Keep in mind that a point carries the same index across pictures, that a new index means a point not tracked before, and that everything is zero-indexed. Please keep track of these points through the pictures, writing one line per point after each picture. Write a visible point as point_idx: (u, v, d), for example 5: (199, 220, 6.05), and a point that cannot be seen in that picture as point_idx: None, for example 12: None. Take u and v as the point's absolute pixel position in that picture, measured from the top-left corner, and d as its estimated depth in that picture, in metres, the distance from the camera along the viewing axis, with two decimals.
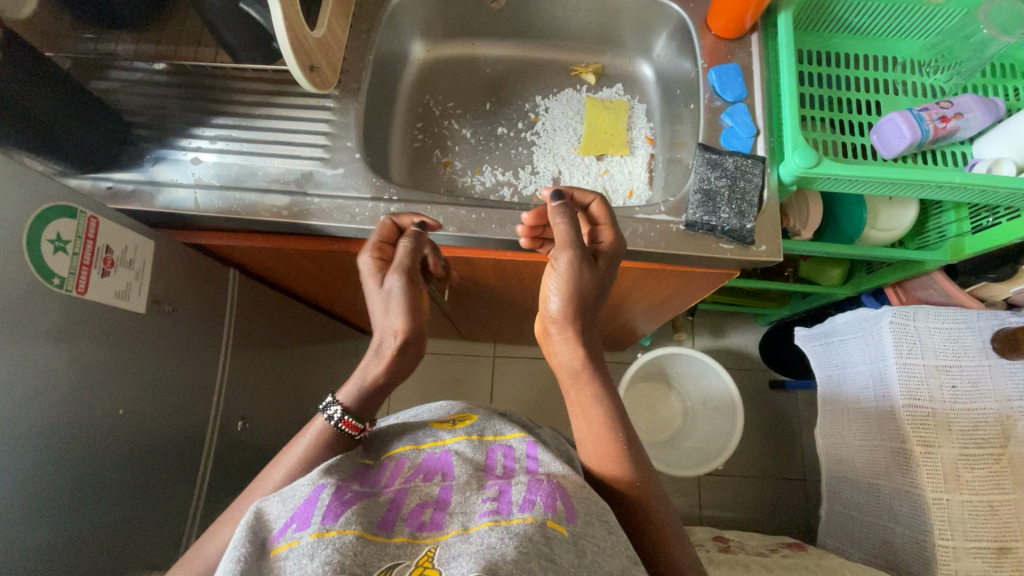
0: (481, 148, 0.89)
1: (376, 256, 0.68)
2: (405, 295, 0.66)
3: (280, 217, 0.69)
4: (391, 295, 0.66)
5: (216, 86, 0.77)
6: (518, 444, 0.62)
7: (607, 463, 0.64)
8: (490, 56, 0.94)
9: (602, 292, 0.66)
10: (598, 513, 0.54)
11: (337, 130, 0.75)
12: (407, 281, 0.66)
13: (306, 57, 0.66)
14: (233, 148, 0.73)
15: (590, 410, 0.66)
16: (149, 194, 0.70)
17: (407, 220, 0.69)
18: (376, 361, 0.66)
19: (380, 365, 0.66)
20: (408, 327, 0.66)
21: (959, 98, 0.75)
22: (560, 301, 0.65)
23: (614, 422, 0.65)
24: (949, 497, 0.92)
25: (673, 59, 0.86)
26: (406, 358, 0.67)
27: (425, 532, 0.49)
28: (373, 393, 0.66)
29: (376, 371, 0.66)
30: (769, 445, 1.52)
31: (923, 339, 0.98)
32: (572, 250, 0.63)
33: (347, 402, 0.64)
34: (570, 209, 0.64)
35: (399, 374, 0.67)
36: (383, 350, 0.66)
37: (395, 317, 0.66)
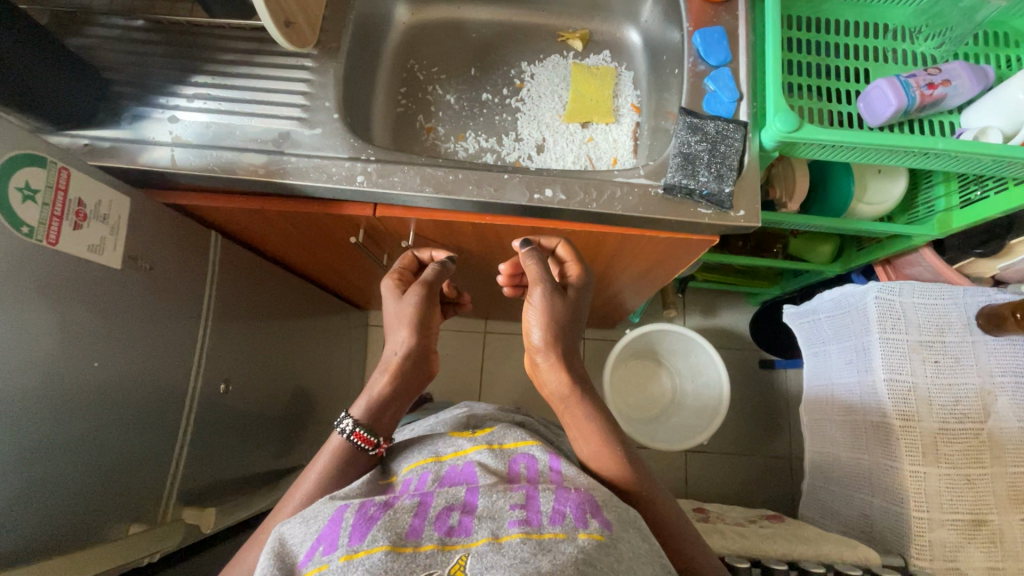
0: (465, 114, 0.88)
1: (396, 279, 0.79)
2: (419, 314, 0.72)
3: (256, 173, 0.69)
4: (409, 305, 0.73)
5: (197, 42, 0.76)
6: (541, 454, 0.62)
7: (600, 461, 0.66)
8: (476, 21, 0.92)
9: (575, 319, 0.71)
10: (631, 520, 0.56)
11: (316, 90, 0.74)
12: (426, 295, 0.74)
13: (279, 12, 0.65)
14: (211, 107, 0.72)
15: (586, 427, 0.68)
16: (127, 153, 0.69)
17: (427, 254, 0.85)
18: (383, 374, 0.71)
19: (387, 377, 0.71)
20: (416, 342, 0.72)
21: (948, 65, 0.74)
22: (540, 331, 0.69)
23: (604, 435, 0.67)
24: (926, 469, 0.93)
25: (660, 24, 0.85)
26: (416, 369, 0.73)
27: (453, 538, 0.49)
28: (383, 405, 0.70)
29: (384, 382, 0.70)
30: (757, 424, 1.53)
31: (908, 314, 0.98)
32: (543, 285, 0.69)
33: (360, 416, 0.68)
34: (539, 254, 0.72)
35: (407, 385, 0.72)
36: (389, 362, 0.72)
37: (404, 330, 0.73)
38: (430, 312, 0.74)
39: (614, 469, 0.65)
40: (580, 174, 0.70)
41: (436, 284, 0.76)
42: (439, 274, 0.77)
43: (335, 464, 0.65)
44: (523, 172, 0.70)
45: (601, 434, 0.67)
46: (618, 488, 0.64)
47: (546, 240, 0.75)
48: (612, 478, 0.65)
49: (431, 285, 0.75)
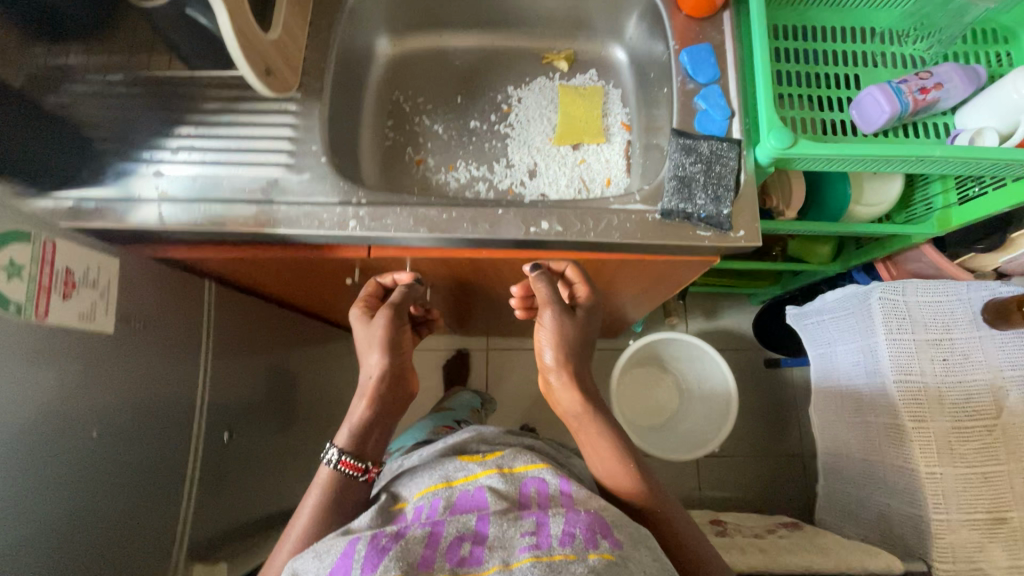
0: (454, 143, 0.87)
1: (364, 307, 0.77)
2: (388, 334, 0.70)
3: (245, 225, 0.67)
4: (378, 328, 0.71)
5: (178, 92, 0.74)
6: (552, 478, 0.60)
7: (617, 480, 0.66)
8: (458, 48, 0.91)
9: (586, 336, 0.72)
10: (641, 538, 0.55)
11: (301, 134, 0.73)
12: (393, 317, 0.72)
13: (259, 60, 0.63)
14: (196, 159, 0.71)
15: (599, 446, 0.67)
16: (114, 212, 0.68)
17: (389, 279, 0.79)
18: (361, 401, 0.69)
19: (366, 403, 0.68)
20: (389, 362, 0.69)
21: (938, 68, 0.73)
22: (553, 351, 0.69)
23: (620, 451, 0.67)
24: (943, 470, 0.92)
25: (645, 41, 0.84)
26: (394, 390, 0.70)
27: (466, 568, 0.49)
28: (366, 430, 0.68)
29: (363, 408, 0.68)
30: (768, 424, 1.52)
31: (913, 313, 0.97)
32: (554, 307, 0.69)
33: (345, 443, 0.67)
34: (549, 275, 0.70)
35: (387, 410, 0.70)
36: (365, 388, 0.69)
37: (376, 353, 0.70)
38: (399, 332, 0.72)
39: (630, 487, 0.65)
40: (574, 203, 0.69)
41: (403, 306, 0.75)
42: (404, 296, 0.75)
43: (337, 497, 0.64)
44: (517, 205, 0.68)
45: (617, 451, 0.67)
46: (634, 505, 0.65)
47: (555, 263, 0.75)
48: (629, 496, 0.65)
49: (398, 308, 0.74)
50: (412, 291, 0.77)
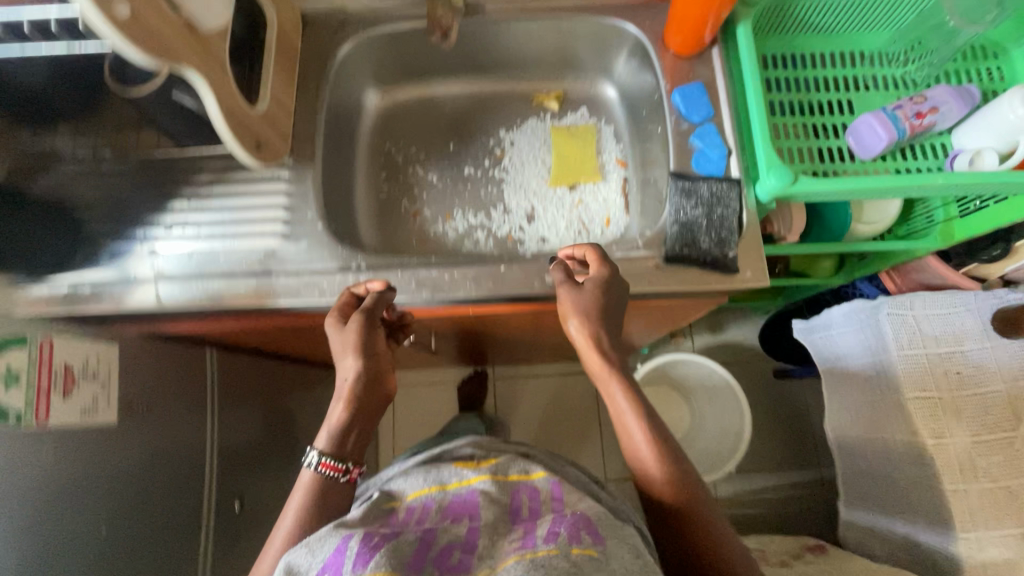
0: (450, 191, 0.87)
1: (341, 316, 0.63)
2: (362, 338, 0.59)
3: (245, 300, 0.67)
4: (351, 334, 0.60)
5: (168, 167, 0.72)
6: (544, 484, 0.55)
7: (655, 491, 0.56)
8: (447, 94, 0.90)
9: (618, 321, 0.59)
10: (621, 535, 0.48)
11: (296, 201, 0.72)
12: (368, 320, 0.60)
13: (249, 136, 0.63)
14: (189, 233, 0.70)
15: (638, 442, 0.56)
16: (110, 295, 0.67)
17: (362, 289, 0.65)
18: (338, 403, 0.58)
19: (343, 406, 0.58)
20: (367, 364, 0.58)
21: (932, 91, 0.73)
22: (577, 321, 0.57)
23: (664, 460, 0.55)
24: (966, 486, 0.90)
25: (636, 78, 0.83)
26: (375, 393, 0.59)
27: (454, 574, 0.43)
28: (347, 433, 0.58)
29: (341, 412, 0.58)
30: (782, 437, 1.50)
31: (922, 327, 0.97)
32: (564, 283, 0.60)
33: (325, 446, 0.57)
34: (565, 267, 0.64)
35: (368, 411, 0.59)
36: (341, 390, 0.58)
37: (350, 357, 0.59)
38: (376, 333, 0.61)
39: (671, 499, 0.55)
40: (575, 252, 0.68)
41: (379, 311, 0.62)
42: (376, 301, 0.62)
43: (313, 505, 0.55)
44: (519, 260, 0.68)
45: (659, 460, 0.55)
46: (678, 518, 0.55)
47: (572, 250, 0.66)
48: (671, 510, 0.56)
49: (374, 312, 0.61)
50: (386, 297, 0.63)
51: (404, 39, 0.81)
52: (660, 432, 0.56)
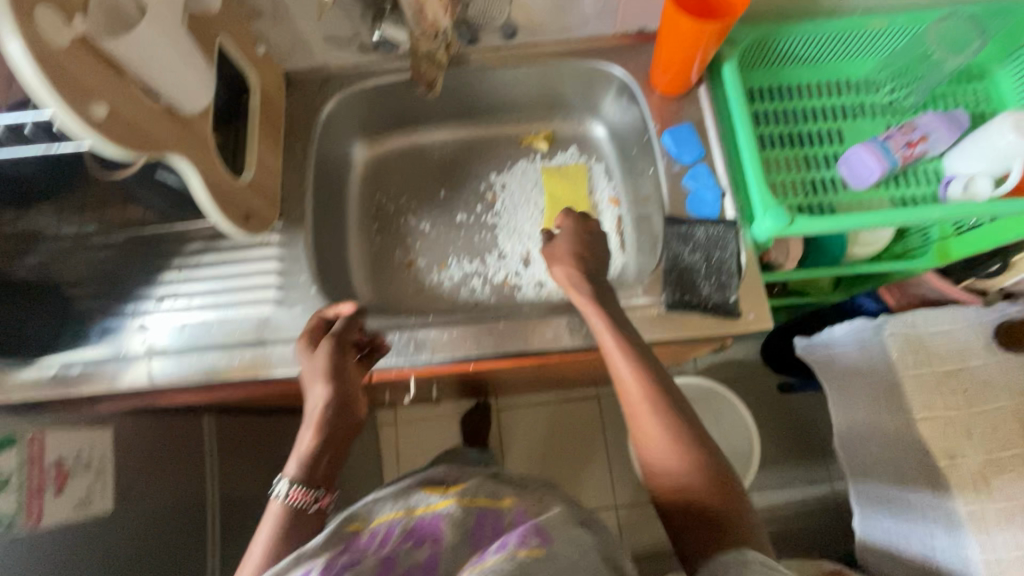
0: (443, 239, 0.86)
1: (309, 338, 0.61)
2: (332, 361, 0.57)
3: (240, 372, 0.66)
4: (322, 359, 0.57)
5: (158, 239, 0.71)
6: (508, 511, 0.48)
7: (682, 493, 0.50)
8: (435, 142, 0.90)
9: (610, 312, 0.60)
10: (586, 542, 0.44)
11: (288, 265, 0.71)
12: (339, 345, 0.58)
13: (238, 208, 0.62)
14: (180, 305, 0.69)
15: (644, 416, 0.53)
16: (103, 374, 0.66)
17: (333, 312, 0.62)
18: (308, 430, 0.54)
19: (314, 433, 0.54)
20: (339, 387, 0.55)
21: (920, 118, 0.73)
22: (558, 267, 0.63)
23: (690, 451, 0.51)
24: (982, 505, 0.88)
25: (624, 117, 0.83)
26: (348, 419, 0.56)
27: None
28: (321, 457, 0.53)
29: (311, 437, 0.53)
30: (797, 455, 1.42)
31: (926, 345, 0.96)
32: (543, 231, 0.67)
33: (297, 473, 0.51)
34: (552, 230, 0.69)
35: (343, 434, 0.55)
36: (312, 414, 0.54)
37: (320, 384, 0.56)
38: (348, 359, 0.59)
39: (702, 492, 0.49)
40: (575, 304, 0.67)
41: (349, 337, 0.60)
42: (347, 324, 0.60)
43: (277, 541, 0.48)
44: (518, 316, 0.67)
45: (683, 449, 0.51)
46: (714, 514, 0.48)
47: None
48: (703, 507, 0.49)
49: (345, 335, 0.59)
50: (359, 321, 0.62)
51: (390, 91, 0.81)
52: (683, 415, 0.53)
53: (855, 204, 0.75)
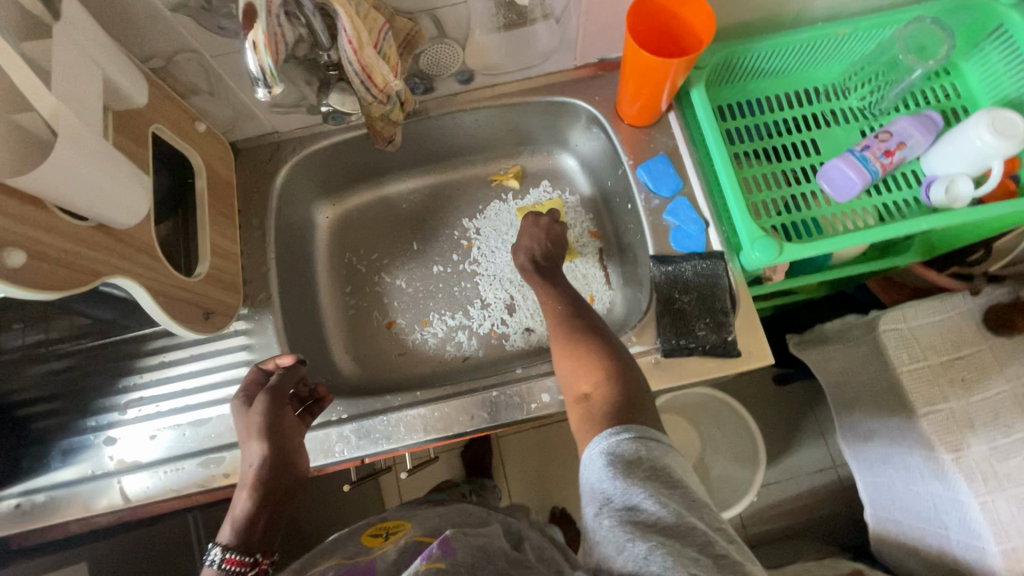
0: (422, 295, 0.82)
1: (244, 396, 0.56)
2: (267, 416, 0.52)
3: (220, 479, 0.61)
4: (254, 416, 0.52)
5: (122, 343, 0.65)
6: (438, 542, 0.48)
7: (580, 386, 0.50)
8: (401, 192, 0.86)
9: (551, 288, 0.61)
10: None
11: (259, 353, 0.66)
12: (275, 395, 0.54)
13: (196, 307, 0.58)
14: (149, 412, 0.64)
15: (577, 352, 0.52)
16: (69, 500, 0.60)
17: (271, 364, 0.59)
18: (241, 492, 0.49)
19: (248, 494, 0.49)
20: (273, 445, 0.51)
21: (895, 124, 0.71)
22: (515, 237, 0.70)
23: (583, 348, 0.52)
24: (991, 497, 0.77)
25: (595, 148, 0.80)
26: (286, 476, 0.51)
27: None
28: (259, 518, 0.49)
29: (245, 501, 0.49)
30: (811, 449, 1.22)
31: (920, 339, 0.85)
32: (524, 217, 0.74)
33: (230, 538, 0.48)
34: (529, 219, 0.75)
35: (280, 491, 0.50)
36: (245, 476, 0.50)
37: (254, 442, 0.51)
38: (286, 414, 0.54)
39: (593, 380, 0.50)
40: None
41: (286, 388, 0.55)
42: (285, 376, 0.56)
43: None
44: (511, 381, 0.64)
45: (578, 347, 0.52)
46: (601, 394, 0.48)
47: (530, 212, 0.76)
48: (594, 394, 0.49)
49: (281, 387, 0.55)
50: (295, 371, 0.58)
51: (346, 149, 0.77)
52: (581, 322, 0.55)
53: (840, 217, 0.73)
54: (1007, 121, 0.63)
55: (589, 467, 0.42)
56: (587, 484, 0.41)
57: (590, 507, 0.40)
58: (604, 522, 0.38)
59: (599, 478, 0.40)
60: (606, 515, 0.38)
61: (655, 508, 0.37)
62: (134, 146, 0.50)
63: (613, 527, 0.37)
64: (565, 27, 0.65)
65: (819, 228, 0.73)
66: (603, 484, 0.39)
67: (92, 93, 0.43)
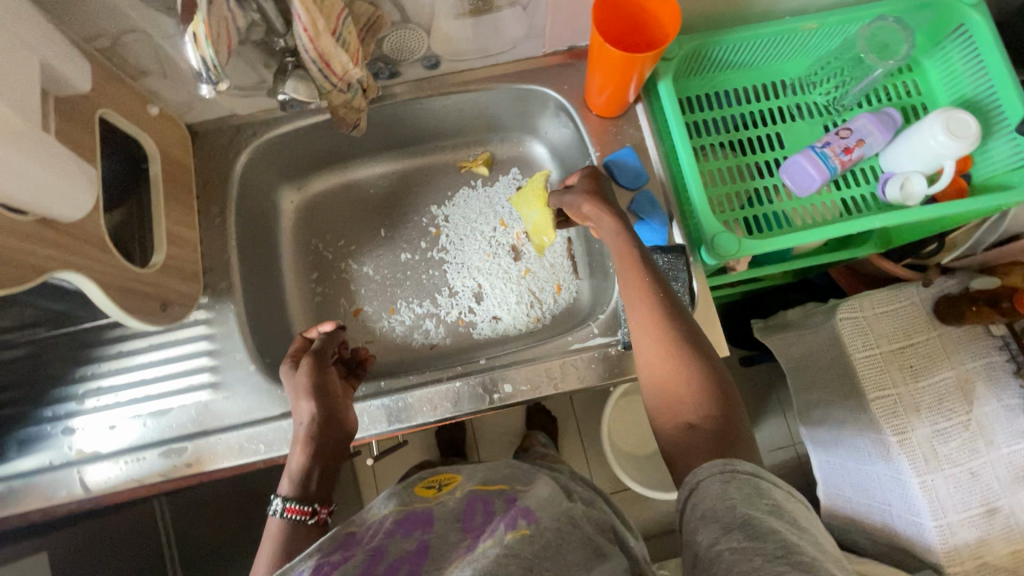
0: (389, 282, 0.81)
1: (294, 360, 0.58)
2: (312, 376, 0.54)
3: (181, 470, 0.61)
4: (302, 377, 0.55)
5: (79, 332, 0.64)
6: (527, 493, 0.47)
7: (682, 410, 0.48)
8: (370, 176, 0.85)
9: (650, 279, 0.54)
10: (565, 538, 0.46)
11: (222, 342, 0.66)
12: (317, 359, 0.56)
13: (153, 298, 0.58)
14: (109, 402, 0.63)
15: (681, 365, 0.49)
16: (24, 491, 0.60)
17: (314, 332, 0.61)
18: (296, 446, 0.52)
19: (301, 449, 0.52)
20: (321, 407, 0.53)
21: (856, 121, 0.72)
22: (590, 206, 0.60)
23: (691, 370, 0.49)
24: (932, 477, 0.82)
25: (563, 137, 0.79)
26: (337, 433, 0.54)
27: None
28: (320, 473, 0.52)
29: (299, 456, 0.52)
30: (770, 428, 1.27)
31: (875, 326, 0.86)
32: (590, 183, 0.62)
33: (291, 487, 0.51)
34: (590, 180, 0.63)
35: (332, 452, 0.53)
36: (296, 434, 0.53)
37: (305, 402, 0.54)
38: (331, 376, 0.57)
39: (701, 410, 0.48)
40: (534, 353, 0.65)
41: (329, 352, 0.58)
42: (327, 341, 0.59)
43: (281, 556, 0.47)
44: (474, 371, 0.64)
45: (685, 363, 0.49)
46: (712, 431, 0.46)
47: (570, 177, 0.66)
48: (697, 422, 0.47)
49: (322, 352, 0.57)
50: (336, 339, 0.60)
51: (309, 135, 0.75)
52: (685, 331, 0.51)
53: (801, 211, 0.74)
54: (960, 121, 0.65)
55: (708, 490, 0.42)
56: (701, 509, 0.41)
57: (704, 534, 0.39)
58: (728, 548, 0.38)
59: (716, 506, 0.41)
60: (725, 544, 0.38)
61: (779, 541, 0.37)
62: (79, 133, 0.48)
63: (738, 559, 0.36)
64: (533, 14, 0.64)
65: (781, 222, 0.74)
66: (735, 511, 0.40)
67: (29, 81, 0.41)
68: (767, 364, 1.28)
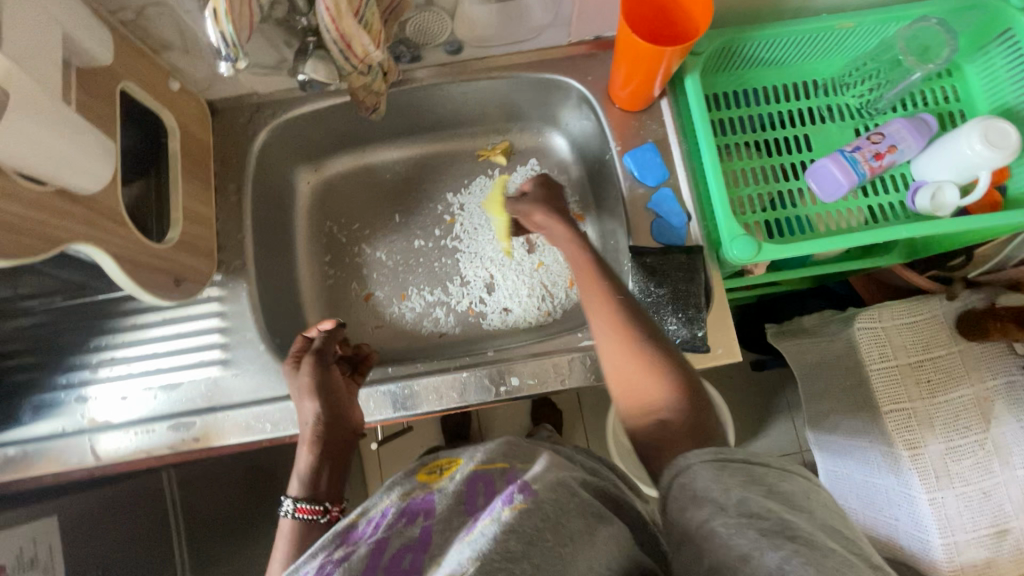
0: (402, 269, 0.81)
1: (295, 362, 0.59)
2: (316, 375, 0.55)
3: (189, 444, 0.62)
4: (305, 376, 0.56)
5: (95, 303, 0.65)
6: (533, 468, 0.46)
7: (653, 407, 0.46)
8: (386, 161, 0.84)
9: (601, 279, 0.52)
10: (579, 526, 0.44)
11: (233, 320, 0.66)
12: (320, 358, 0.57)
13: (166, 274, 0.58)
14: (120, 374, 0.64)
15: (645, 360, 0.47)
16: (38, 456, 0.61)
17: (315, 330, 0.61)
18: (303, 447, 0.52)
19: (309, 448, 0.52)
20: (324, 406, 0.54)
21: (889, 126, 0.70)
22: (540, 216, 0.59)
23: (655, 363, 0.47)
24: (942, 494, 0.80)
25: (584, 130, 0.78)
26: (342, 430, 0.54)
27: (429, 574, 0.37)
28: (328, 472, 0.52)
29: (307, 456, 0.52)
30: (778, 434, 1.25)
31: (893, 339, 0.84)
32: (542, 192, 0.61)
33: (301, 486, 0.51)
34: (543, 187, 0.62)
35: (337, 448, 0.53)
36: (303, 436, 0.53)
37: (309, 400, 0.55)
38: (334, 374, 0.57)
39: (670, 403, 0.45)
40: (542, 348, 0.64)
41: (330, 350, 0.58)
42: (328, 339, 0.59)
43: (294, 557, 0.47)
44: (482, 363, 0.64)
45: (648, 360, 0.47)
46: (687, 425, 0.44)
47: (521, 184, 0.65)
48: (671, 418, 0.45)
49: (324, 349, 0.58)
50: (336, 335, 0.60)
51: (327, 116, 0.74)
52: (642, 327, 0.49)
53: (824, 217, 0.73)
54: (1000, 132, 0.62)
55: (698, 476, 0.39)
56: (691, 488, 0.38)
57: (696, 509, 0.37)
58: (721, 526, 0.35)
59: (710, 487, 0.38)
60: (719, 519, 0.35)
61: (777, 521, 0.34)
62: (98, 106, 0.48)
63: (734, 533, 0.34)
64: (559, 2, 0.63)
65: (803, 226, 0.72)
66: (727, 494, 0.37)
67: (50, 52, 0.41)
68: (779, 369, 1.26)
